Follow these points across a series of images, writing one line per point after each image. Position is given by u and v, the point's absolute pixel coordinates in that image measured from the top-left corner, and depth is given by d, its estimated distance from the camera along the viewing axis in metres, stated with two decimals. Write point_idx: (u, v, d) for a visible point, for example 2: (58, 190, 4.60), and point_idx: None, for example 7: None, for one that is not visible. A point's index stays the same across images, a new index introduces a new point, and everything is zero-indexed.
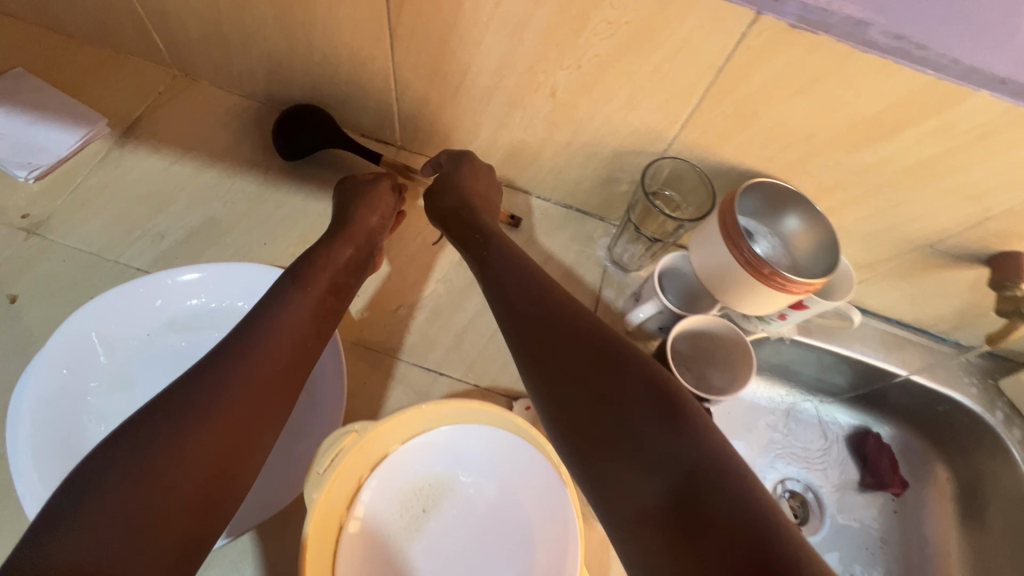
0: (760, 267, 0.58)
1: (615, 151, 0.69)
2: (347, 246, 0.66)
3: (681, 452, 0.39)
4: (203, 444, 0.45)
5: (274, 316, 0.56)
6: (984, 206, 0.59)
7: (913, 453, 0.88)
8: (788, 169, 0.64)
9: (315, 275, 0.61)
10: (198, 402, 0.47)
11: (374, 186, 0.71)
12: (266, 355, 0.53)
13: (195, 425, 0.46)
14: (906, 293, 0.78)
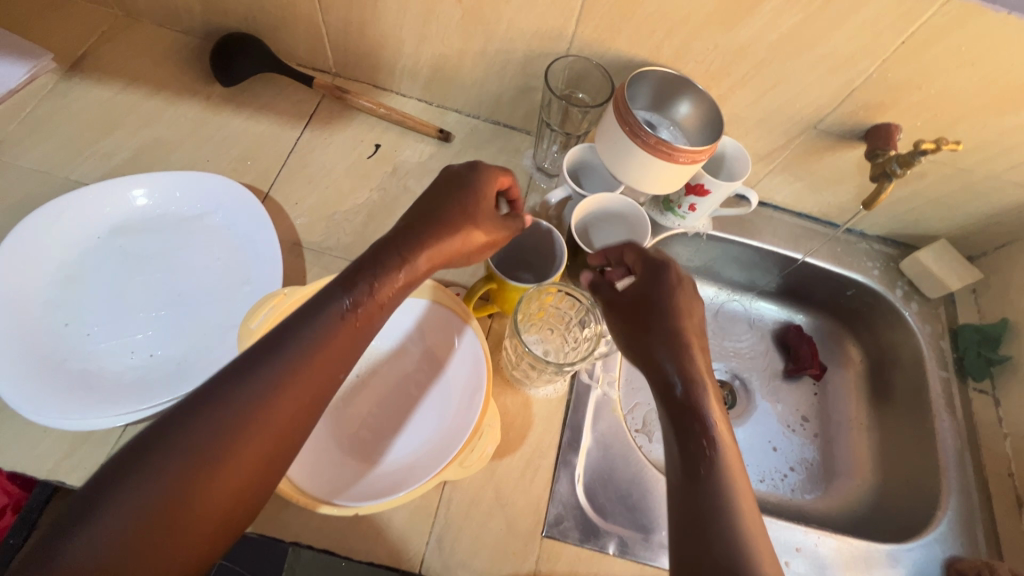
0: (647, 138, 0.65)
1: (526, 56, 0.75)
2: (417, 259, 0.53)
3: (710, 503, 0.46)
4: (233, 473, 0.42)
5: (317, 328, 0.48)
6: (847, 77, 0.67)
7: (830, 339, 0.96)
8: (677, 57, 0.70)
9: (382, 271, 0.51)
10: (230, 420, 0.43)
11: (484, 180, 0.58)
12: (308, 370, 0.46)
13: (229, 450, 0.42)
14: (807, 183, 0.85)
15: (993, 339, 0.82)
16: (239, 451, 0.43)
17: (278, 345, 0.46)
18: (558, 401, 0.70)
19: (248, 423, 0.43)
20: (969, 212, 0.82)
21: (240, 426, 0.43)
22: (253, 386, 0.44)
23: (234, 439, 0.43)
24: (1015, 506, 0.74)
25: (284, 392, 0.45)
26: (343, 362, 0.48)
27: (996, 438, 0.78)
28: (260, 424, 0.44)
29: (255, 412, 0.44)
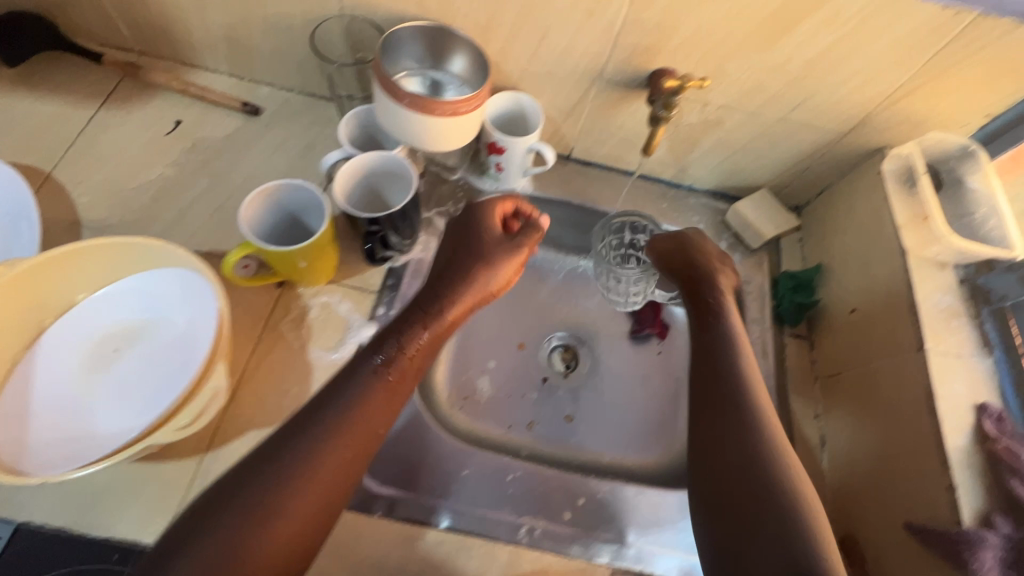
0: (404, 94, 0.64)
1: (305, 19, 0.74)
2: (454, 305, 0.63)
3: (748, 421, 0.58)
4: (302, 514, 0.49)
5: (372, 378, 0.56)
6: (605, 20, 0.66)
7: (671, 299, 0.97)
8: (443, 10, 0.69)
9: (405, 336, 0.60)
10: (304, 456, 0.51)
11: (485, 211, 0.69)
12: (358, 419, 0.54)
13: (281, 499, 0.49)
14: (621, 139, 0.84)
15: (808, 285, 0.82)
16: (280, 505, 0.49)
17: (332, 397, 0.55)
18: (341, 367, 0.69)
19: (303, 473, 0.50)
20: (779, 158, 0.82)
21: (274, 484, 0.49)
22: (296, 444, 0.51)
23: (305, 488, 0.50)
24: (816, 448, 0.72)
25: (330, 446, 0.52)
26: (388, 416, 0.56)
27: (807, 382, 0.77)
28: (319, 475, 0.51)
29: (314, 463, 0.51)
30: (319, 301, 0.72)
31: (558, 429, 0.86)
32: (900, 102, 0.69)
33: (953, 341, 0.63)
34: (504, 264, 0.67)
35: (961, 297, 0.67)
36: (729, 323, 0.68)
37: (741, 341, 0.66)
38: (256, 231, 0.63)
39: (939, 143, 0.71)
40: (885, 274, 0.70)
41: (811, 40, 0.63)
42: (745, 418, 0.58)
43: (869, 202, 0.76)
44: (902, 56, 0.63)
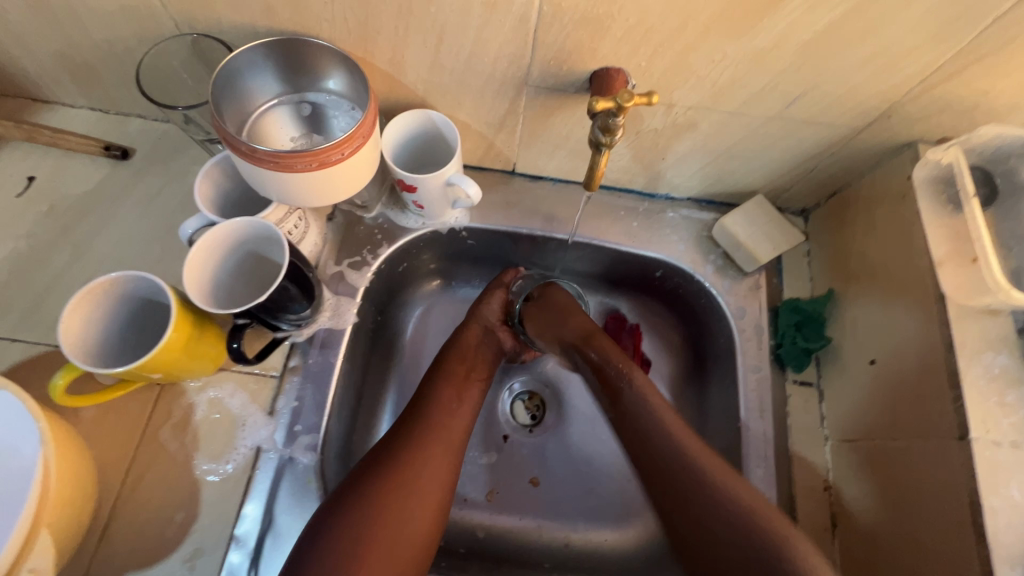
0: (241, 146, 0.48)
1: (143, 45, 0.57)
2: (478, 322, 0.69)
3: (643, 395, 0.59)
4: (422, 490, 0.53)
5: (443, 382, 0.62)
6: (515, 14, 0.47)
7: (654, 325, 0.77)
8: (303, 20, 0.51)
9: (460, 345, 0.67)
10: (417, 431, 0.56)
11: (489, 290, 0.72)
12: (448, 399, 0.60)
13: (412, 484, 0.53)
14: (573, 152, 0.66)
15: (814, 320, 0.66)
16: (405, 488, 0.53)
17: (430, 381, 0.62)
18: (235, 481, 0.57)
19: (416, 459, 0.54)
20: (778, 161, 0.64)
21: (402, 472, 0.53)
22: (415, 418, 0.58)
23: (417, 472, 0.54)
24: (826, 530, 0.59)
25: (426, 434, 0.56)
26: (464, 406, 0.60)
27: (814, 446, 0.62)
28: (431, 452, 0.55)
29: (419, 455, 0.55)
30: (206, 398, 0.60)
31: (519, 498, 0.73)
32: (939, 88, 0.50)
33: (1007, 424, 0.48)
34: (493, 297, 0.72)
35: (1019, 354, 0.50)
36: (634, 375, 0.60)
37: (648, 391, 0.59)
38: (88, 347, 0.50)
39: (992, 140, 0.53)
40: (916, 323, 0.54)
41: (808, 17, 0.44)
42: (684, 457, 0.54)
43: (893, 219, 0.58)
44: (943, 28, 0.44)
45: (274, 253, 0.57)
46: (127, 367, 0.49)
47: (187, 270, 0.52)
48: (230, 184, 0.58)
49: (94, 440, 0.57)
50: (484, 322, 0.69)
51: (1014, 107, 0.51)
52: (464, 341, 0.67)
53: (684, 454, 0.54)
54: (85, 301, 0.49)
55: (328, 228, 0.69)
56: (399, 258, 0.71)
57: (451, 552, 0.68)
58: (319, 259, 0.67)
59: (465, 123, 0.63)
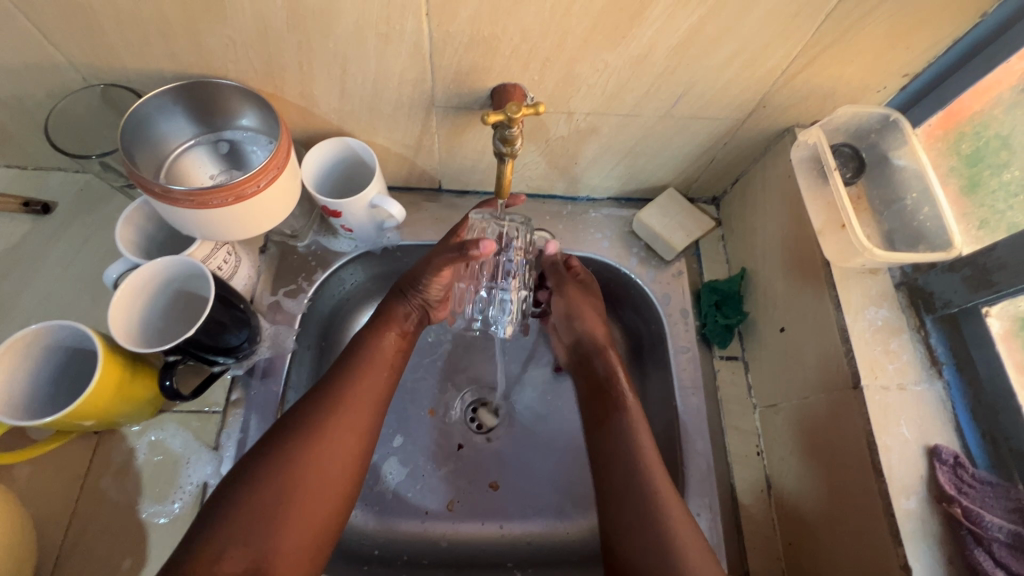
0: (154, 187, 0.49)
1: (52, 98, 0.57)
2: (410, 299, 0.65)
3: (629, 434, 0.59)
4: (330, 463, 0.53)
5: (353, 382, 0.57)
6: (408, 42, 0.51)
7: None
8: (208, 64, 0.53)
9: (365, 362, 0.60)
10: (327, 400, 0.56)
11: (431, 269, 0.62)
12: (366, 373, 0.59)
13: (319, 456, 0.53)
14: (491, 164, 0.70)
15: (732, 298, 0.71)
16: (300, 502, 0.51)
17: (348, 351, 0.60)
18: (183, 519, 0.57)
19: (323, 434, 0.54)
20: (679, 155, 0.69)
21: (304, 449, 0.52)
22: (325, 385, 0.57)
23: (321, 445, 0.53)
24: (762, 491, 0.63)
25: (334, 403, 0.55)
26: (381, 378, 0.60)
27: (744, 415, 0.66)
28: (341, 420, 0.55)
29: (328, 424, 0.54)
30: (147, 441, 0.60)
31: (480, 504, 0.74)
32: (799, 77, 0.56)
33: (893, 369, 0.53)
34: (439, 273, 0.63)
35: (898, 306, 0.56)
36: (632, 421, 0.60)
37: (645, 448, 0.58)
38: (11, 403, 0.50)
39: (851, 118, 0.59)
40: (810, 288, 0.59)
41: (669, 26, 0.49)
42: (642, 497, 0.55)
43: (783, 197, 0.64)
44: (786, 25, 0.50)
45: (190, 278, 0.57)
46: (55, 417, 0.48)
47: (110, 332, 0.52)
48: (153, 227, 0.59)
49: (31, 498, 0.56)
50: (418, 301, 0.66)
51: (865, 88, 0.58)
52: (388, 318, 0.64)
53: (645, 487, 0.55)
54: (7, 356, 0.49)
55: (262, 261, 0.70)
56: (334, 284, 0.73)
57: (414, 565, 0.69)
58: (255, 291, 0.68)
59: (384, 146, 0.66)
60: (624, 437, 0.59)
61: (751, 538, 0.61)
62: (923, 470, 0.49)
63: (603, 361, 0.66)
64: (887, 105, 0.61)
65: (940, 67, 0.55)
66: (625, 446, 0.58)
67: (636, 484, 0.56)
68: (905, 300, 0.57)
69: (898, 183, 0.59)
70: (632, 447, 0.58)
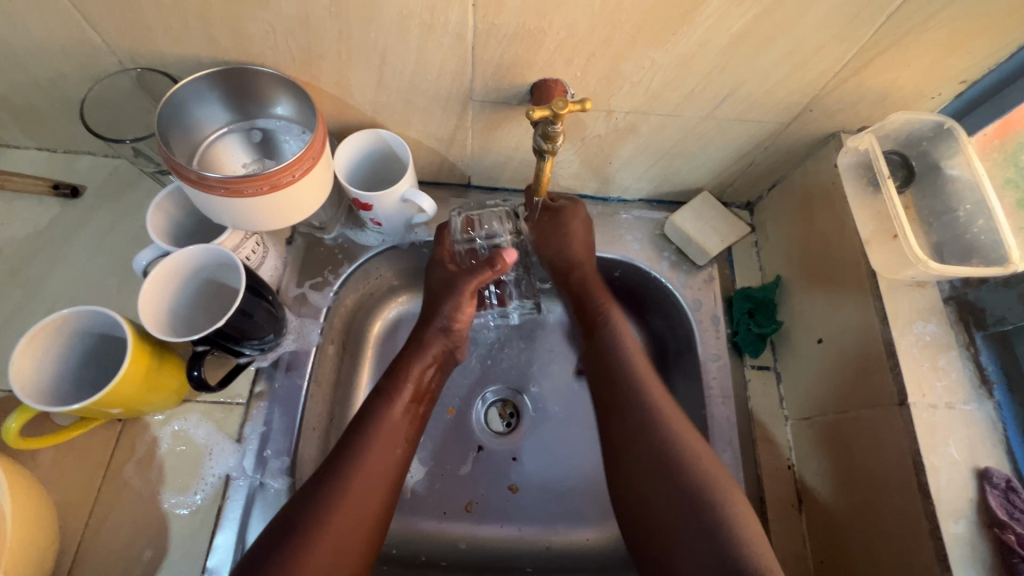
0: (190, 174, 0.48)
1: (86, 81, 0.57)
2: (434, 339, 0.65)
3: (614, 334, 0.64)
4: (350, 529, 0.51)
5: (371, 442, 0.55)
6: (452, 34, 0.50)
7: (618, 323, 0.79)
8: (246, 50, 0.52)
9: (376, 433, 0.56)
10: (347, 464, 0.53)
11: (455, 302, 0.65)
12: (387, 434, 0.56)
13: (342, 522, 0.50)
14: (523, 161, 0.69)
15: (766, 306, 0.69)
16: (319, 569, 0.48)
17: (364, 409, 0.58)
18: (204, 511, 0.56)
19: (342, 496, 0.51)
20: (717, 158, 0.67)
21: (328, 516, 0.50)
22: (345, 447, 0.54)
23: (342, 513, 0.51)
24: (793, 507, 0.61)
25: (355, 467, 0.53)
26: (403, 444, 0.57)
27: (775, 427, 0.65)
28: (364, 481, 0.53)
29: (350, 488, 0.52)
30: (170, 431, 0.59)
31: (499, 507, 0.73)
32: (850, 81, 0.54)
33: (941, 386, 0.52)
34: (468, 299, 0.65)
35: (947, 322, 0.54)
36: (616, 331, 0.64)
37: (653, 388, 0.59)
38: (39, 388, 0.49)
39: (902, 126, 0.57)
40: (854, 300, 0.58)
41: (723, 23, 0.48)
42: (642, 416, 0.57)
43: (826, 205, 0.62)
44: (845, 26, 0.48)
45: (220, 271, 0.57)
46: (82, 404, 0.48)
47: (141, 319, 0.51)
48: (183, 214, 0.59)
49: (54, 484, 0.56)
50: (450, 336, 0.66)
51: (919, 94, 0.56)
52: (415, 357, 0.63)
53: (652, 408, 0.57)
54: (38, 339, 0.49)
55: (288, 251, 0.69)
56: (359, 279, 0.72)
57: (433, 566, 0.69)
58: (281, 283, 0.68)
59: (417, 139, 0.65)
60: (614, 347, 0.63)
61: (781, 556, 0.59)
62: (973, 493, 0.48)
63: (580, 278, 0.68)
64: (940, 112, 0.59)
65: (1000, 75, 0.53)
66: (613, 346, 0.63)
67: (641, 407, 0.58)
68: (953, 315, 0.55)
69: (949, 194, 0.57)
70: (630, 373, 0.60)
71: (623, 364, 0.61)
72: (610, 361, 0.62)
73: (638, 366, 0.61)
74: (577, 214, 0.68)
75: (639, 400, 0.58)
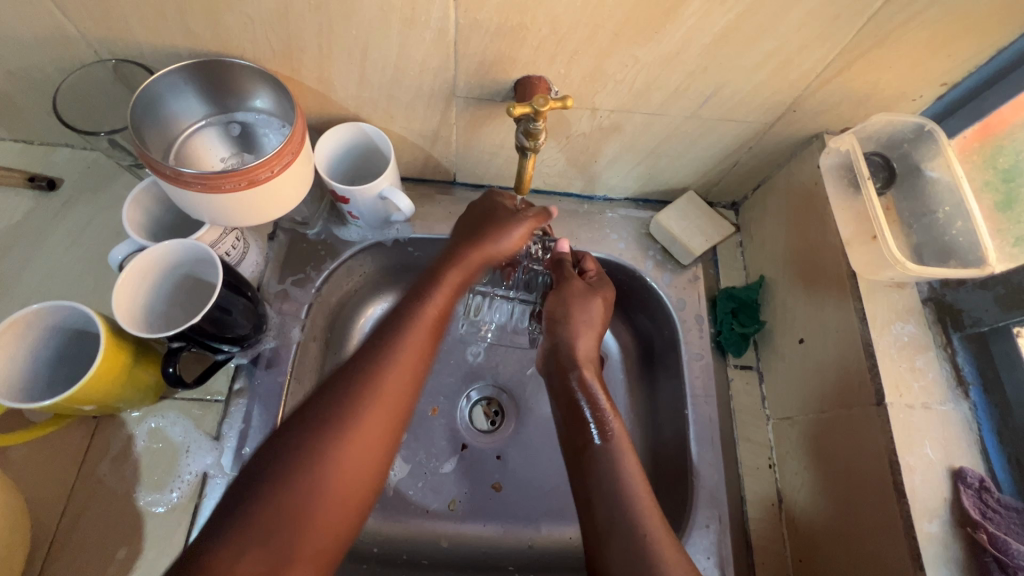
0: (165, 170, 0.47)
1: (61, 72, 0.56)
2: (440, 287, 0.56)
3: (612, 460, 0.54)
4: (355, 452, 0.47)
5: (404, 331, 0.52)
6: (433, 28, 0.49)
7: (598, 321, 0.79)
8: (224, 43, 0.51)
9: (395, 352, 0.51)
10: (364, 369, 0.50)
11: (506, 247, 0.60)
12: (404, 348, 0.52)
13: (355, 426, 0.47)
14: (508, 157, 0.68)
15: (750, 306, 0.69)
16: (319, 479, 0.45)
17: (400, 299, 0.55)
18: (181, 510, 0.56)
19: (354, 407, 0.48)
20: (703, 157, 0.67)
21: (340, 424, 0.47)
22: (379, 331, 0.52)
23: (352, 433, 0.47)
24: (773, 506, 0.61)
25: (376, 378, 0.49)
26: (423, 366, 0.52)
27: (757, 427, 0.65)
28: (392, 375, 0.50)
29: (362, 401, 0.48)
30: (146, 429, 0.58)
31: (483, 505, 0.73)
32: (832, 83, 0.54)
33: (918, 387, 0.52)
34: (518, 239, 0.60)
35: (925, 323, 0.55)
36: (625, 455, 0.55)
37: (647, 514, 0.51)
38: (8, 386, 0.48)
39: (884, 127, 0.58)
40: (835, 302, 0.58)
41: (705, 22, 0.48)
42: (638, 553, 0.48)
43: (810, 207, 0.62)
44: (827, 26, 0.48)
45: (188, 265, 0.56)
46: (54, 401, 0.47)
47: (114, 315, 0.50)
48: (160, 210, 0.58)
49: (26, 482, 0.55)
50: (479, 257, 0.58)
51: (901, 96, 0.56)
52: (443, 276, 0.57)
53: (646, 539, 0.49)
54: (7, 334, 0.48)
55: (270, 247, 0.69)
56: (342, 275, 0.71)
57: (414, 565, 0.68)
58: (262, 279, 0.67)
59: (400, 135, 0.64)
60: (608, 472, 0.53)
61: (760, 554, 0.59)
62: (947, 492, 0.48)
63: (578, 379, 0.62)
64: (921, 114, 0.59)
65: (980, 77, 0.53)
66: (607, 468, 0.54)
67: (636, 542, 0.49)
68: (932, 316, 0.56)
69: (930, 195, 0.58)
70: (624, 484, 0.52)
71: (626, 498, 0.51)
72: (600, 487, 0.53)
73: (635, 485, 0.52)
74: (601, 296, 0.66)
75: (639, 539, 0.49)
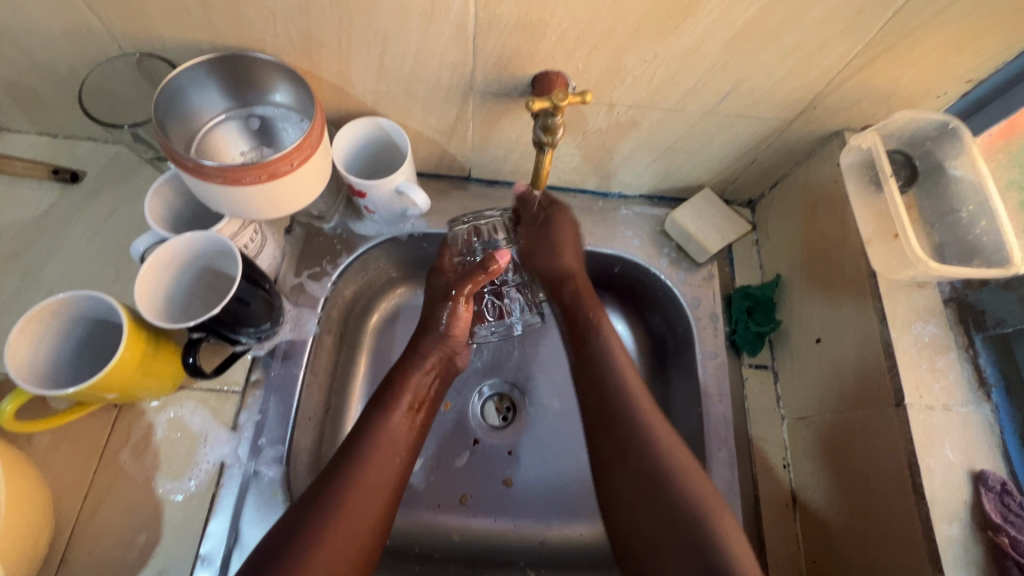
0: (187, 162, 0.47)
1: (85, 66, 0.57)
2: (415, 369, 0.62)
3: (606, 349, 0.62)
4: (345, 542, 0.50)
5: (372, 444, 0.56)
6: (453, 23, 0.49)
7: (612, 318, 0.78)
8: (244, 37, 0.52)
9: (372, 443, 0.56)
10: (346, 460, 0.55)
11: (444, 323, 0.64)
12: (380, 438, 0.57)
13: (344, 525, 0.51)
14: (524, 153, 0.68)
15: (765, 305, 0.68)
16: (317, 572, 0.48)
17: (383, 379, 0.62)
18: (199, 498, 0.57)
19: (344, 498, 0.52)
20: (720, 154, 0.66)
21: (328, 521, 0.50)
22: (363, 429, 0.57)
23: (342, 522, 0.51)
24: (787, 506, 0.61)
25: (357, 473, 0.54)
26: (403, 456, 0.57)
27: (772, 427, 0.64)
28: (369, 477, 0.54)
29: (343, 493, 0.52)
30: (165, 418, 0.59)
31: (494, 501, 0.73)
32: (853, 80, 0.54)
33: (939, 388, 0.51)
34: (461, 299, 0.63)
35: (947, 323, 0.54)
36: (611, 344, 0.62)
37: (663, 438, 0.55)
38: (35, 373, 0.50)
39: (907, 124, 0.57)
40: (853, 301, 0.57)
41: (726, 17, 0.47)
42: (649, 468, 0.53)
43: (828, 205, 0.62)
44: (850, 20, 0.47)
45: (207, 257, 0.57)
46: (78, 389, 0.48)
47: (136, 305, 0.51)
48: (180, 202, 0.59)
49: (50, 468, 0.56)
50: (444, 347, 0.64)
51: (925, 93, 0.55)
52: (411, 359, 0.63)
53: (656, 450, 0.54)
54: (36, 322, 0.49)
55: (286, 241, 0.69)
56: (357, 269, 0.72)
57: (426, 558, 0.69)
58: (279, 272, 0.68)
59: (416, 130, 0.65)
60: (612, 378, 0.60)
61: (774, 556, 0.59)
62: (968, 495, 0.48)
63: (571, 288, 0.66)
64: (945, 111, 0.58)
65: (1007, 74, 0.53)
66: (604, 361, 0.61)
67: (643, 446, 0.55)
68: (954, 316, 0.55)
69: (953, 194, 0.57)
70: (629, 397, 0.58)
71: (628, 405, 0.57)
72: (597, 374, 0.61)
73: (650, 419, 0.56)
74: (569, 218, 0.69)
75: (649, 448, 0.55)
